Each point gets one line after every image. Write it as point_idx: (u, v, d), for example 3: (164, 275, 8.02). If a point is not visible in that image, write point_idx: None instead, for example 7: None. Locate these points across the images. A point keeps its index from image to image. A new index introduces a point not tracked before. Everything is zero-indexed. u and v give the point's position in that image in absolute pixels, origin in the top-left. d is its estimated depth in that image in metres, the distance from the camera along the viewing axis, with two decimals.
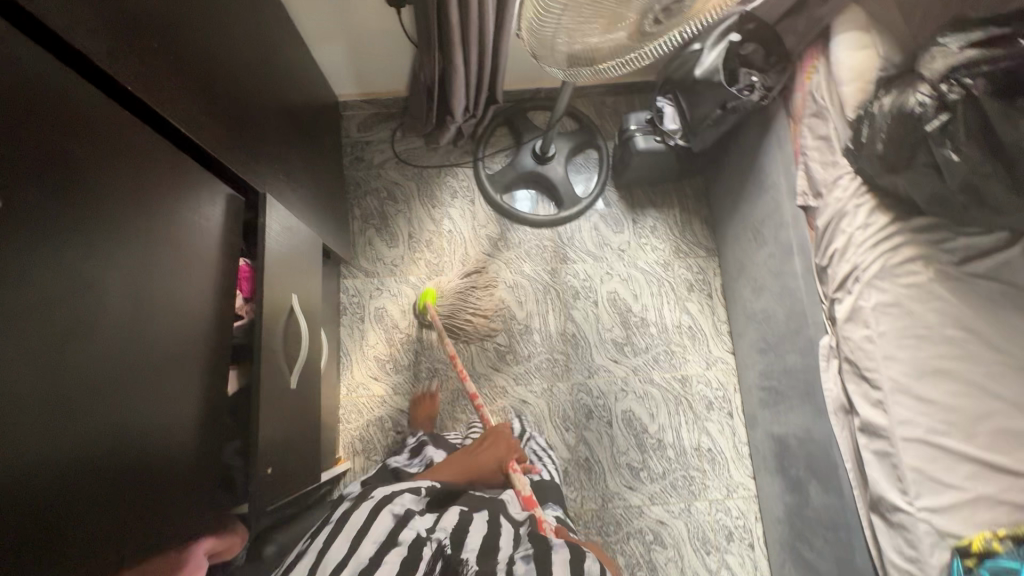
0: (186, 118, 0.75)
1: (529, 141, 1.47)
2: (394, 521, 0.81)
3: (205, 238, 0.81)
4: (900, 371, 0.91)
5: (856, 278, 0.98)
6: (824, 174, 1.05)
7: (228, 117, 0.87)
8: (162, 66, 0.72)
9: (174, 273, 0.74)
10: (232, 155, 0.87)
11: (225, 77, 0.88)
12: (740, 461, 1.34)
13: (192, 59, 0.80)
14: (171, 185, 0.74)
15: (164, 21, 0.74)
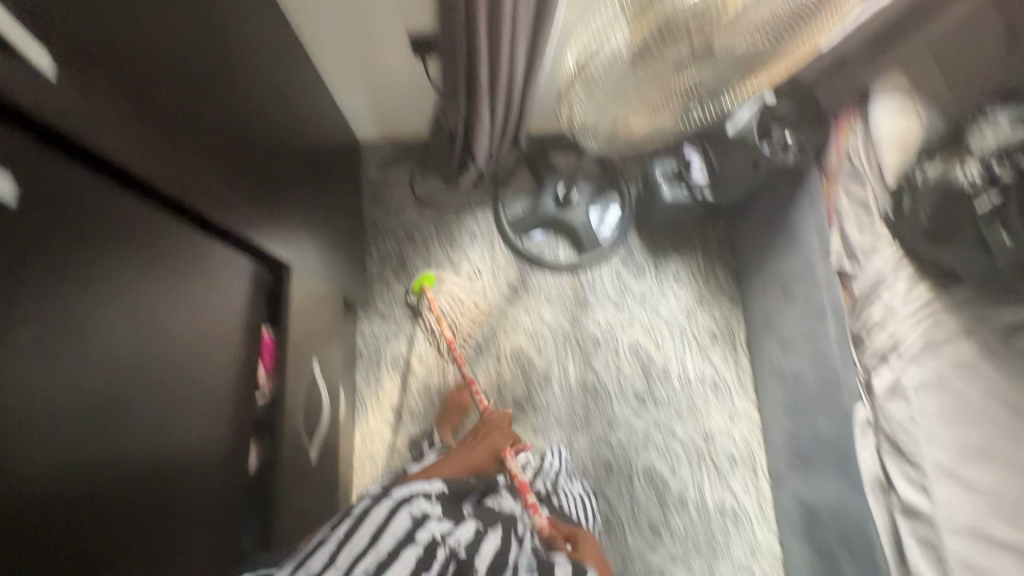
0: (221, 199, 0.73)
1: (551, 185, 1.45)
2: (410, 523, 0.83)
3: (227, 315, 0.78)
4: (944, 454, 0.87)
5: (895, 352, 0.95)
6: (861, 240, 1.02)
7: (261, 183, 0.86)
8: (200, 136, 0.71)
9: (209, 325, 0.74)
10: (263, 223, 0.85)
11: (254, 139, 0.87)
12: (765, 521, 1.30)
13: (230, 130, 0.79)
14: (199, 266, 0.72)
15: (204, 98, 0.73)
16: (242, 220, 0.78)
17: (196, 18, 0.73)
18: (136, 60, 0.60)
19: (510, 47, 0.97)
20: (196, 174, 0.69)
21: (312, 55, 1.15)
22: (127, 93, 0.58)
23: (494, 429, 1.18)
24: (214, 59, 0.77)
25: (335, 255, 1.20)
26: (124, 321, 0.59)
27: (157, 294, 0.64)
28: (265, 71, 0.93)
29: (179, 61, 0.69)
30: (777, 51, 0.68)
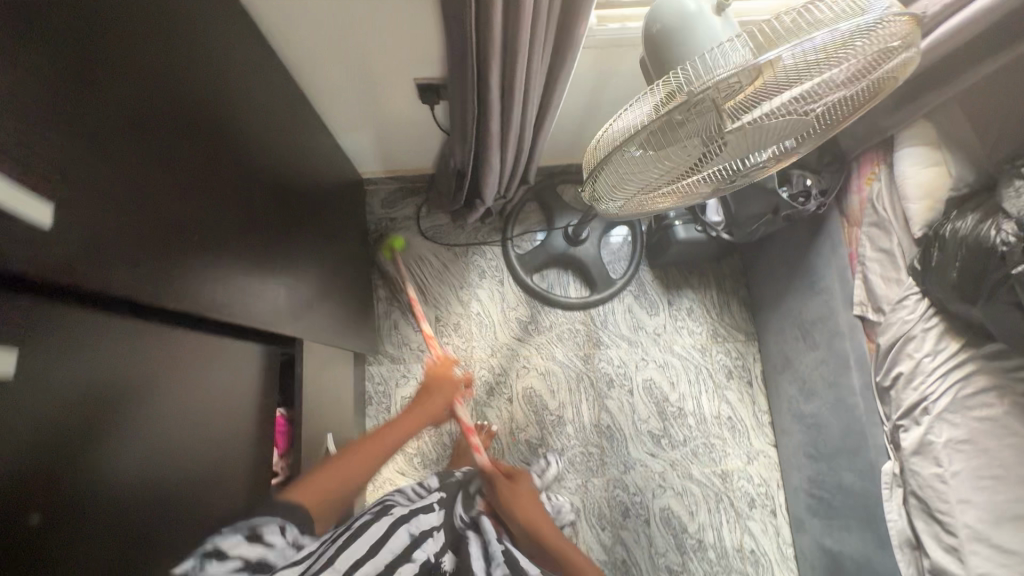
0: (234, 289, 0.71)
1: (561, 220, 1.42)
2: (409, 543, 0.73)
3: (241, 401, 0.76)
4: (977, 517, 0.85)
5: (924, 408, 0.92)
6: (886, 291, 0.99)
7: (272, 258, 0.84)
8: (216, 206, 0.69)
9: (234, 376, 0.75)
10: (276, 300, 0.83)
11: (263, 205, 0.84)
12: (784, 563, 1.28)
13: (243, 210, 0.77)
14: (211, 361, 0.69)
15: (220, 184, 0.72)
16: (255, 305, 0.76)
17: (210, 102, 0.72)
18: (154, 159, 0.59)
19: (522, 100, 0.96)
20: (210, 269, 0.66)
21: (316, 103, 1.12)
22: (143, 196, 0.56)
23: (443, 382, 1.05)
24: (226, 140, 0.75)
25: (346, 309, 1.16)
26: (144, 436, 0.56)
27: (173, 399, 0.62)
28: (269, 134, 0.91)
29: (197, 149, 0.67)
30: (811, 116, 0.66)
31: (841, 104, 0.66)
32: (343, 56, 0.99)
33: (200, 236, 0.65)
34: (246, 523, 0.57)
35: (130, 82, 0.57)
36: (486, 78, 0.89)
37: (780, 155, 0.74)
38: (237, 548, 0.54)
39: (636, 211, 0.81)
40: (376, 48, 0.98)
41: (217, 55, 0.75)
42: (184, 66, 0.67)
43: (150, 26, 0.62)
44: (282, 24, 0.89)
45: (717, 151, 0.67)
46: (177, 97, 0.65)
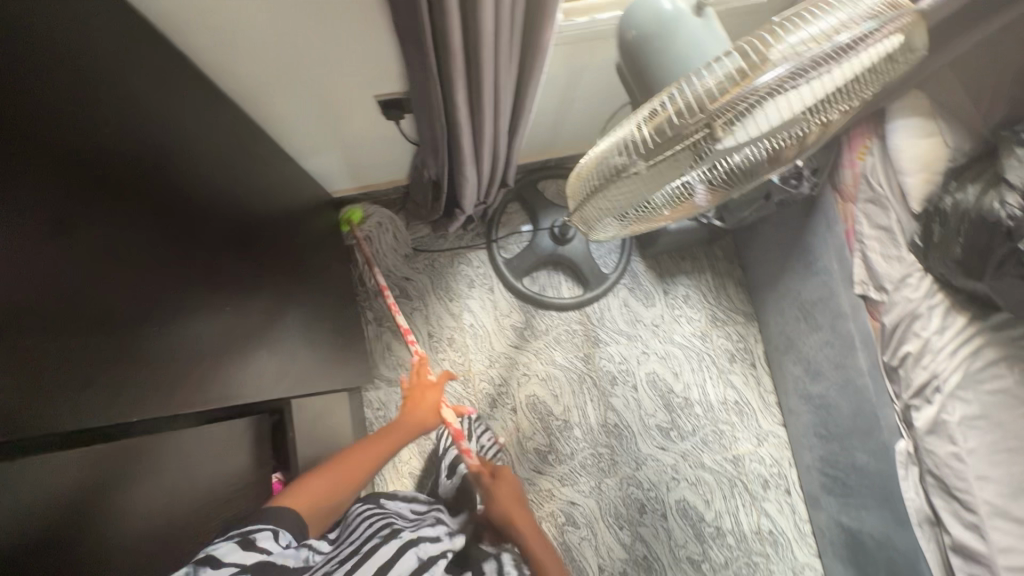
0: (186, 377, 0.68)
1: (546, 219, 1.37)
2: (419, 566, 0.66)
3: (220, 483, 0.73)
4: (995, 492, 0.85)
5: (935, 387, 0.91)
6: (887, 268, 0.96)
7: (236, 321, 0.79)
8: (162, 268, 0.66)
9: (212, 441, 0.72)
10: (240, 366, 0.78)
11: (223, 259, 0.79)
12: (803, 539, 1.29)
13: (197, 280, 0.72)
14: (184, 458, 0.67)
15: (165, 261, 0.67)
16: (213, 385, 0.72)
17: (145, 172, 0.67)
18: (81, 263, 0.55)
19: (489, 116, 0.90)
20: (158, 364, 0.63)
21: (273, 132, 1.05)
22: (65, 312, 0.53)
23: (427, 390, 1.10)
24: (167, 208, 0.70)
25: (334, 345, 1.11)
26: (108, 555, 0.55)
27: (140, 509, 0.60)
28: (220, 180, 0.84)
29: (138, 227, 0.64)
30: (816, 118, 0.60)
31: (833, 118, 0.63)
32: (294, 81, 0.92)
33: (143, 305, 0.62)
34: (237, 533, 0.59)
35: (42, 186, 0.53)
36: (451, 95, 0.83)
37: (770, 163, 0.70)
38: (234, 553, 0.56)
39: (617, 231, 0.76)
40: (329, 68, 0.90)
41: (146, 115, 0.69)
42: (108, 142, 0.62)
43: (63, 110, 0.57)
44: (223, 55, 0.82)
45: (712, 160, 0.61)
46: (108, 165, 0.61)
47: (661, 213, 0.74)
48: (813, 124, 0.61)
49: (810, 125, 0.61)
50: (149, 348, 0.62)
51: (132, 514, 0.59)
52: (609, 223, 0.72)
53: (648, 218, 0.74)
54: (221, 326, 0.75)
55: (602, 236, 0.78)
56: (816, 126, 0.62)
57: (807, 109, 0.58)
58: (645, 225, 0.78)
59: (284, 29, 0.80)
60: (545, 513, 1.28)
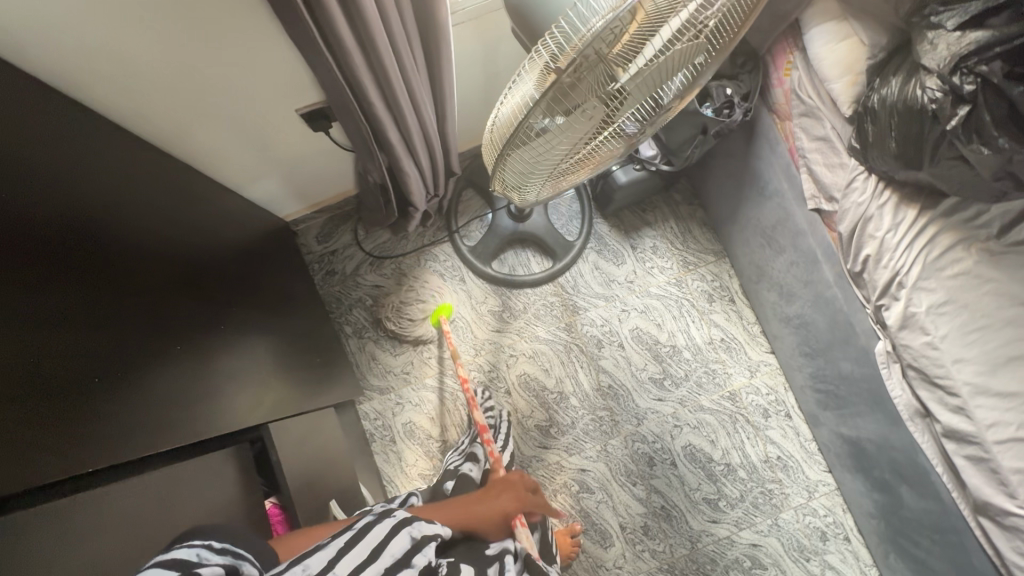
0: (156, 421, 0.68)
1: (501, 200, 1.37)
2: (412, 546, 0.70)
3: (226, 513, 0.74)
4: (973, 371, 0.86)
5: (899, 283, 0.92)
6: (833, 177, 0.97)
7: (200, 362, 0.79)
8: (114, 318, 0.67)
9: (198, 476, 0.72)
10: (209, 403, 0.78)
11: (176, 301, 0.79)
12: (811, 458, 1.31)
13: (153, 326, 0.73)
14: (170, 497, 0.67)
15: (115, 314, 0.67)
16: (184, 425, 0.72)
17: (83, 227, 0.67)
18: (24, 336, 0.55)
19: (410, 107, 0.91)
20: (124, 414, 0.64)
21: (208, 169, 1.04)
22: (17, 381, 0.54)
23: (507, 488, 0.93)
24: (109, 262, 0.70)
25: (312, 365, 1.11)
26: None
27: (132, 538, 0.60)
28: (160, 225, 0.83)
29: (84, 282, 0.64)
30: (710, 36, 0.60)
31: (734, 32, 0.62)
32: (210, 110, 0.92)
33: (100, 357, 0.63)
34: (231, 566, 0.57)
35: None
36: (361, 91, 0.83)
37: (686, 93, 0.69)
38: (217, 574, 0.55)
39: (558, 189, 0.76)
40: (241, 88, 0.90)
41: (72, 176, 0.69)
42: (31, 207, 0.61)
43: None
44: (132, 101, 0.82)
45: (619, 101, 0.61)
46: (43, 226, 0.62)
47: (597, 163, 0.73)
48: (710, 42, 0.61)
49: (709, 42, 0.61)
50: (112, 397, 0.63)
51: (118, 543, 0.59)
52: (544, 184, 0.72)
53: (585, 170, 0.74)
54: (186, 365, 0.76)
55: (545, 199, 0.78)
56: (716, 44, 0.62)
57: (699, 29, 0.57)
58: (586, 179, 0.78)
59: (180, 58, 0.79)
60: (558, 486, 1.30)
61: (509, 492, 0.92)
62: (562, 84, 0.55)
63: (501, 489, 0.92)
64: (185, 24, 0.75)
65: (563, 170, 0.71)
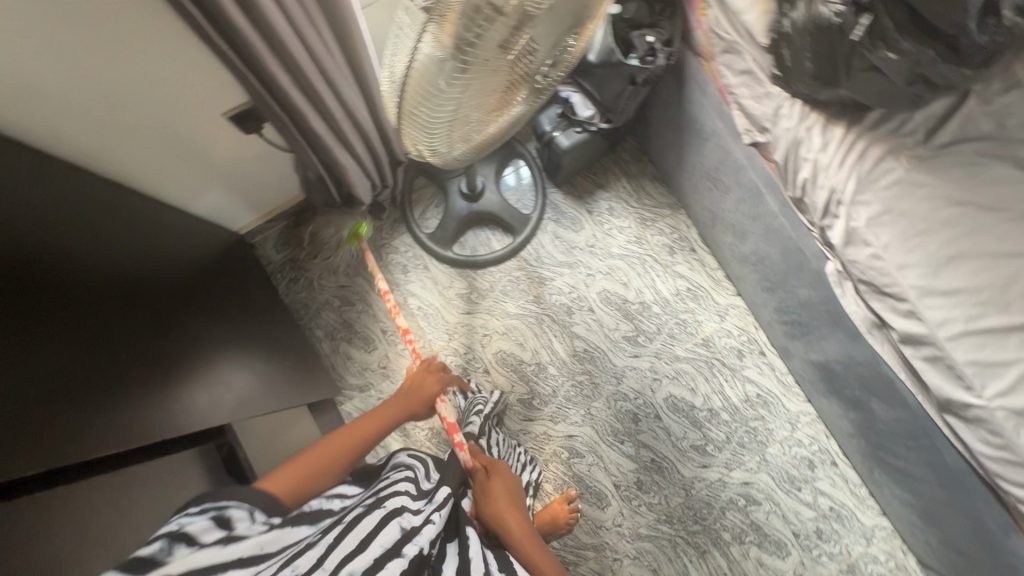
0: (107, 426, 0.69)
1: (453, 182, 1.38)
2: (402, 535, 0.72)
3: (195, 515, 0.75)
4: (918, 275, 0.89)
5: (837, 200, 0.94)
6: (761, 108, 0.99)
7: (154, 377, 0.80)
8: (50, 332, 0.69)
9: (157, 474, 0.74)
10: (168, 410, 0.79)
11: (121, 313, 0.81)
12: (790, 391, 1.34)
13: (95, 338, 0.74)
14: (129, 499, 0.69)
15: (47, 331, 0.69)
16: (137, 428, 0.73)
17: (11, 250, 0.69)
18: None
19: (328, 95, 0.93)
20: (65, 421, 0.65)
21: (146, 187, 1.04)
22: None
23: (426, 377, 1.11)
24: (39, 279, 0.72)
25: (285, 369, 1.12)
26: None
27: (101, 535, 0.64)
28: (98, 244, 0.84)
29: (18, 302, 0.67)
30: None
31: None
32: (128, 123, 0.92)
33: (39, 368, 0.65)
34: (213, 507, 0.64)
35: None
36: (271, 77, 0.85)
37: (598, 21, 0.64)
38: (207, 532, 0.61)
39: (472, 143, 0.74)
40: (155, 95, 0.91)
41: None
42: None
43: None
44: (44, 120, 0.83)
45: (529, 52, 0.59)
46: None
47: (508, 113, 0.71)
48: None
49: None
50: (55, 403, 0.65)
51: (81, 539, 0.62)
52: (454, 138, 0.69)
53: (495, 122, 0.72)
54: (136, 374, 0.77)
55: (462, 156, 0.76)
56: None
57: None
58: (502, 132, 0.75)
59: (85, 73, 0.82)
60: (547, 454, 1.31)
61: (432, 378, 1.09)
62: (462, 46, 0.54)
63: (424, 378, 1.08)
64: (79, 33, 0.76)
65: (471, 123, 0.68)
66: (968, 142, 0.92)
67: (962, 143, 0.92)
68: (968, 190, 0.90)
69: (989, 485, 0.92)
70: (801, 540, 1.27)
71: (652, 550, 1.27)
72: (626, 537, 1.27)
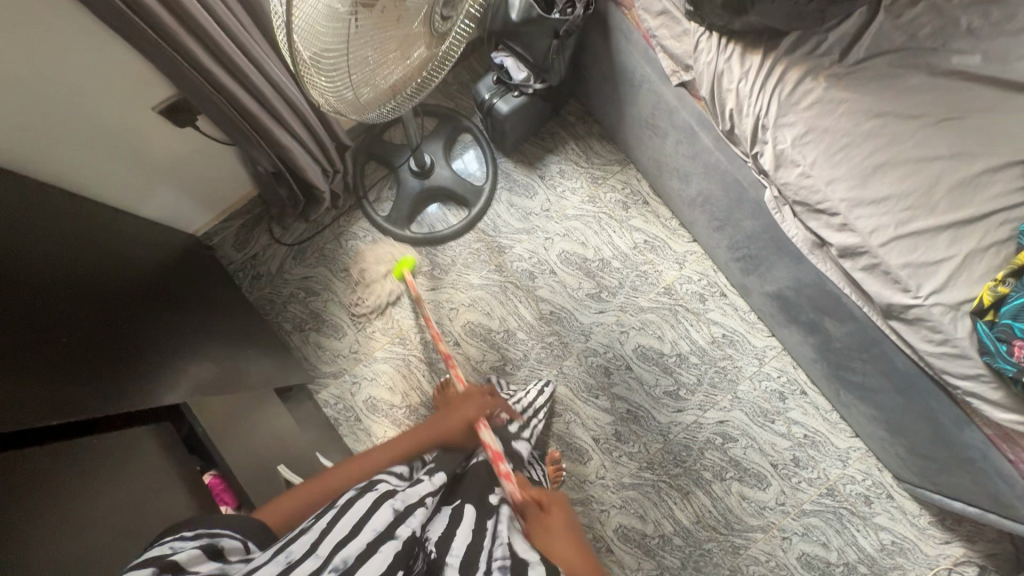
0: (65, 397, 0.71)
1: (402, 162, 1.39)
2: (395, 517, 0.65)
3: (162, 506, 0.72)
4: (845, 188, 0.92)
5: (763, 125, 0.97)
6: (682, 47, 1.03)
7: (101, 362, 0.80)
8: (17, 313, 0.73)
9: (125, 444, 0.75)
10: (123, 388, 0.79)
11: (77, 300, 0.84)
12: (754, 328, 1.36)
13: (49, 323, 0.77)
14: (117, 453, 0.72)
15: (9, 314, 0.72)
16: (110, 400, 0.76)
17: None
18: None
19: (251, 67, 0.95)
20: (39, 388, 0.69)
21: (89, 192, 1.06)
22: None
23: (471, 403, 1.00)
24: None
25: (250, 357, 1.12)
26: (87, 513, 0.63)
27: (99, 479, 0.68)
28: (38, 243, 0.85)
29: None
30: None
31: None
32: (52, 121, 0.93)
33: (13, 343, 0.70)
34: (205, 533, 0.60)
35: None
36: (194, 60, 0.87)
37: None
38: (197, 561, 0.57)
39: (378, 89, 0.71)
40: (75, 89, 0.92)
41: None
42: None
43: None
44: None
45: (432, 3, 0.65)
46: None
47: (412, 52, 0.71)
48: None
49: None
50: (30, 373, 0.69)
51: (49, 530, 0.59)
52: (369, 93, 0.71)
53: (407, 72, 0.73)
54: (95, 359, 0.79)
55: (368, 103, 0.73)
56: None
57: None
58: (407, 75, 0.73)
59: (25, 77, 0.86)
60: None
61: (471, 402, 1.00)
62: None
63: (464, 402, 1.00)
64: (12, 29, 0.79)
65: (381, 73, 0.69)
66: (883, 55, 0.95)
67: (877, 57, 0.95)
68: (887, 101, 0.93)
69: (940, 384, 0.95)
70: (780, 470, 1.30)
71: (637, 498, 1.29)
72: (610, 487, 1.30)
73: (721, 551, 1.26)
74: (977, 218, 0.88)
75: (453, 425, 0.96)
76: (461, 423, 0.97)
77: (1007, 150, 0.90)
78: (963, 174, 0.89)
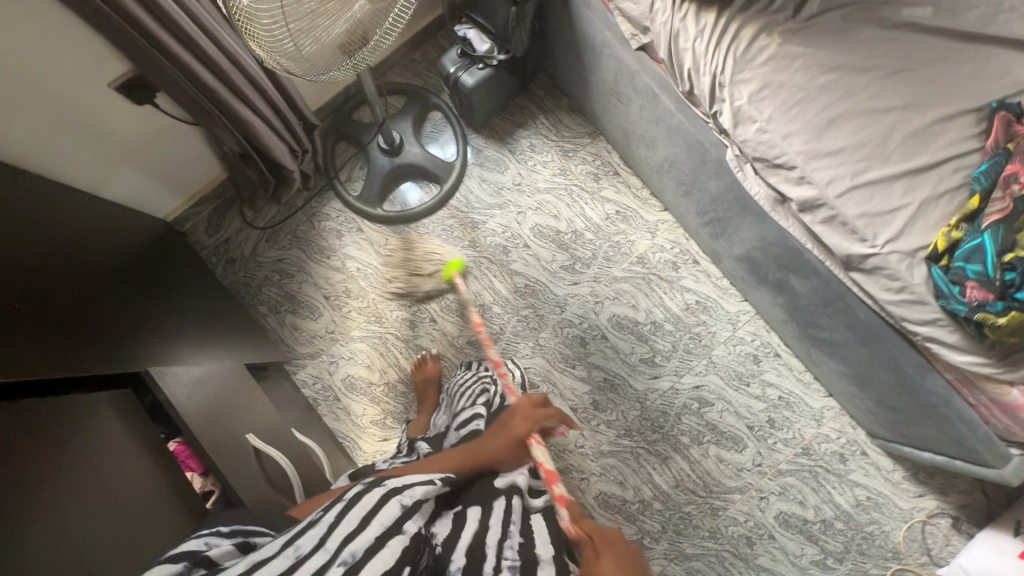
0: (22, 359, 0.72)
1: (371, 141, 1.40)
2: (403, 513, 0.62)
3: (123, 473, 0.72)
4: (802, 141, 0.93)
5: (720, 83, 0.98)
6: (638, 9, 1.05)
7: (58, 331, 0.80)
8: None
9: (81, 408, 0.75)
10: (85, 354, 0.80)
11: (37, 275, 0.83)
12: (727, 294, 1.38)
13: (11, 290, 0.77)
14: (74, 414, 0.73)
15: None
16: (70, 363, 0.77)
17: None
18: None
19: (204, 38, 0.94)
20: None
21: (54, 175, 1.07)
22: None
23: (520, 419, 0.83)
24: None
25: (222, 335, 1.13)
26: (37, 470, 0.64)
27: (53, 440, 0.68)
28: None
29: None
30: None
31: None
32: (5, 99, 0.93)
33: None
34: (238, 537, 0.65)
35: None
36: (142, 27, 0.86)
37: None
38: (229, 555, 0.61)
39: (320, 43, 0.71)
40: (31, 65, 0.92)
41: None
42: None
43: None
44: None
45: None
46: None
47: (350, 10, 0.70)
48: None
49: None
50: None
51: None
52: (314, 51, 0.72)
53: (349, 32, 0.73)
54: (57, 327, 0.80)
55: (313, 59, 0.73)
56: None
57: None
58: (350, 33, 0.74)
59: None
60: None
61: (518, 418, 0.82)
62: None
63: (508, 418, 0.84)
64: None
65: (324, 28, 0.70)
66: (835, 10, 0.97)
67: (829, 12, 0.97)
68: (841, 54, 0.95)
69: (902, 333, 0.97)
70: (755, 431, 1.31)
71: (617, 465, 1.30)
72: (590, 456, 1.31)
73: (700, 513, 1.28)
74: (931, 166, 0.89)
75: (495, 446, 0.81)
76: (501, 442, 0.81)
77: (958, 99, 0.92)
78: (916, 124, 0.91)
